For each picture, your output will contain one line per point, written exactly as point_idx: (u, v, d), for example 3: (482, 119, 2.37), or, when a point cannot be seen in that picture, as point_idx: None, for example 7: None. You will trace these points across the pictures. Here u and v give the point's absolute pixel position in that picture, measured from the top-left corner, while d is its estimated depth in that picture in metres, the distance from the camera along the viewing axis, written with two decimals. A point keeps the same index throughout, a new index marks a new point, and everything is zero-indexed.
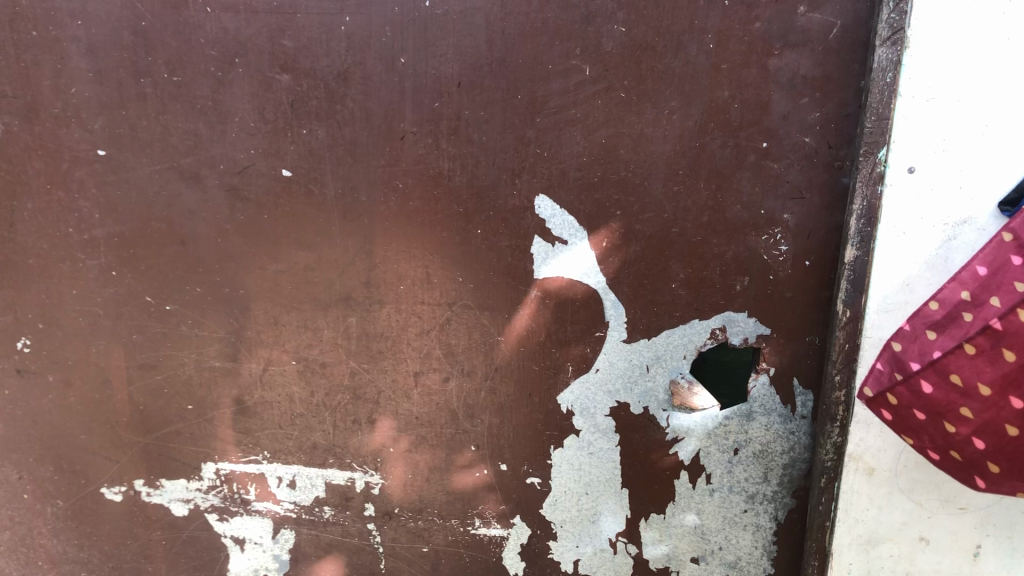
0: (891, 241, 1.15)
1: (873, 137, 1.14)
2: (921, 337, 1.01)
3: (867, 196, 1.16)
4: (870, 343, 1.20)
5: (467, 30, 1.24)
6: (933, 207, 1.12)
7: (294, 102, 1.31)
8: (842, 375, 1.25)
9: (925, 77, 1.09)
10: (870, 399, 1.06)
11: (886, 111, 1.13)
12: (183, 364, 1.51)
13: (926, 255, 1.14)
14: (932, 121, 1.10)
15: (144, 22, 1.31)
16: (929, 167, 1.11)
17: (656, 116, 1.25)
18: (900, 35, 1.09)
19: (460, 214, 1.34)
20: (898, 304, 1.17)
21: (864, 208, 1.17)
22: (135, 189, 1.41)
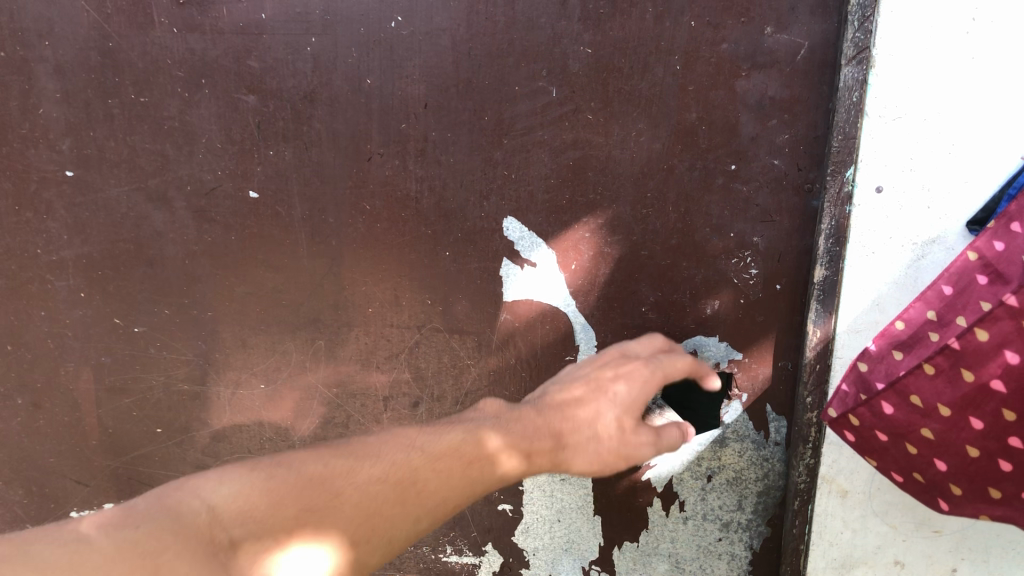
0: (860, 262, 1.14)
1: (841, 157, 1.10)
2: (888, 357, 0.97)
3: (835, 216, 1.13)
4: (841, 364, 1.18)
5: (433, 51, 1.23)
6: (901, 227, 1.11)
7: (260, 123, 1.30)
8: (813, 398, 1.21)
9: (891, 96, 1.07)
10: (834, 420, 1.02)
11: (852, 130, 1.09)
12: (153, 386, 1.49)
13: (895, 275, 1.13)
14: (900, 142, 1.08)
15: (111, 43, 1.30)
16: (897, 187, 1.10)
17: (624, 138, 1.23)
18: (866, 54, 1.06)
19: (427, 236, 1.33)
20: (868, 324, 1.15)
21: (832, 227, 1.13)
22: (104, 211, 1.40)
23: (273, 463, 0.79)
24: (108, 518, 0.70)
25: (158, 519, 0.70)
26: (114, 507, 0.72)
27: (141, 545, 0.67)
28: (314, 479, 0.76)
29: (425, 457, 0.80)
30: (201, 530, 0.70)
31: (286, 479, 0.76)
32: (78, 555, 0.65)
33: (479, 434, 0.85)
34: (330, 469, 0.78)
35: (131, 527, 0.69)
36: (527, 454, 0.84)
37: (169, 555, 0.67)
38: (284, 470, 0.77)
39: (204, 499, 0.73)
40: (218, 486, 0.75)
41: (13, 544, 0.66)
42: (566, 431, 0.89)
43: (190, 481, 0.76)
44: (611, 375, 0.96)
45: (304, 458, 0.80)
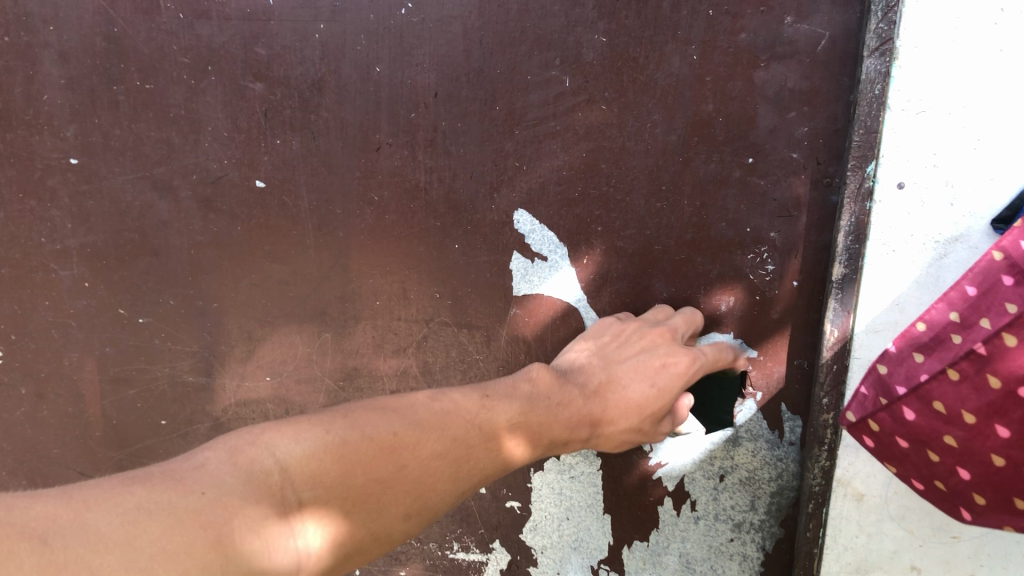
0: (880, 259, 1.10)
1: (862, 151, 1.07)
2: (908, 359, 0.95)
3: (855, 212, 1.10)
4: (858, 364, 1.14)
5: (444, 39, 1.20)
6: (923, 224, 1.06)
7: (267, 111, 1.28)
8: (830, 399, 1.17)
9: (915, 88, 1.03)
10: (852, 424, 1.02)
11: (874, 124, 1.06)
12: (157, 378, 1.47)
13: (915, 274, 1.08)
14: (923, 136, 1.04)
15: (115, 29, 1.28)
16: (920, 183, 1.05)
17: (638, 130, 1.20)
18: (889, 45, 1.03)
19: (437, 228, 1.30)
20: (887, 324, 1.11)
21: (851, 224, 1.10)
22: (108, 200, 1.38)
23: (332, 420, 0.88)
24: (170, 483, 0.72)
25: (230, 482, 0.75)
26: (172, 467, 0.76)
27: (210, 512, 0.71)
28: (383, 447, 0.86)
29: (476, 437, 0.95)
30: (273, 490, 0.77)
31: (352, 439, 0.85)
32: (135, 525, 0.67)
33: (524, 416, 1.00)
34: (395, 437, 0.88)
35: (208, 485, 0.73)
36: (564, 437, 1.04)
37: (240, 516, 0.72)
38: (350, 431, 0.86)
39: (276, 457, 0.80)
40: (289, 444, 0.81)
41: (75, 506, 0.67)
42: (609, 414, 1.09)
43: (256, 436, 0.82)
44: (662, 364, 1.11)
45: (365, 418, 0.89)
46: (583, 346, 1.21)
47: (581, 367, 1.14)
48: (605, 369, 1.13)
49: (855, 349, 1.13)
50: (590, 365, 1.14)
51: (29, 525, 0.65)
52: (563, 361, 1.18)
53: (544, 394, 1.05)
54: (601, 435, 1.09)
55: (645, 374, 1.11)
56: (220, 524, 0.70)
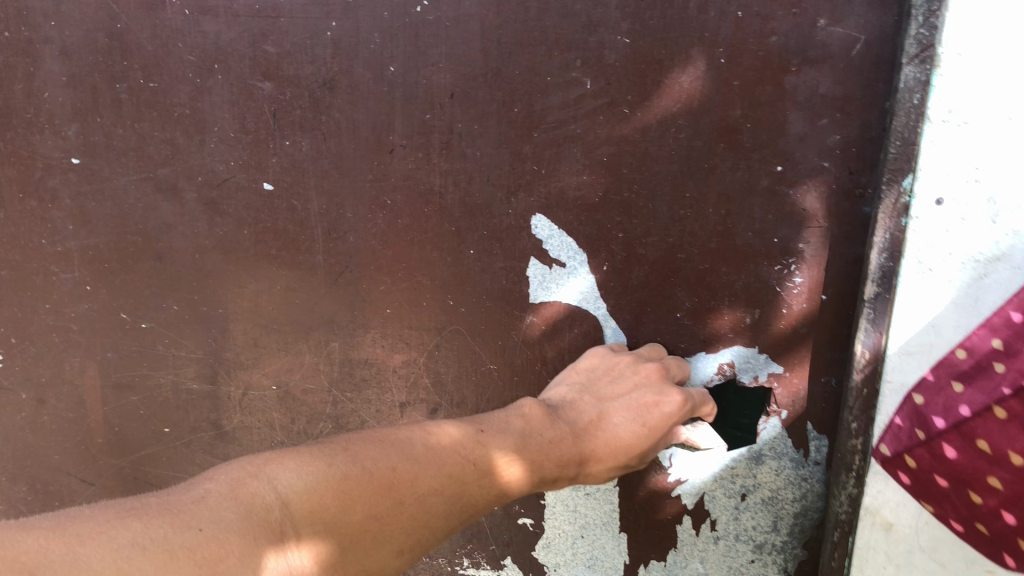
0: (917, 280, 1.00)
1: (897, 164, 0.99)
2: (947, 389, 0.92)
3: (890, 228, 1.01)
4: (890, 389, 1.03)
5: (460, 38, 1.16)
6: (962, 242, 0.97)
7: (276, 112, 1.23)
8: (859, 424, 1.08)
9: (958, 97, 0.94)
10: (889, 458, 0.99)
11: (913, 135, 0.97)
12: (160, 385, 1.43)
13: (952, 295, 0.98)
14: (964, 149, 0.95)
15: (120, 24, 1.23)
16: (960, 199, 0.96)
17: (663, 134, 1.15)
18: (930, 53, 0.94)
19: (451, 233, 1.25)
20: (922, 346, 1.01)
21: (886, 240, 1.01)
22: (110, 201, 1.33)
23: (334, 451, 0.94)
24: (170, 517, 0.77)
25: (230, 518, 0.79)
26: (172, 500, 0.80)
27: (204, 552, 0.75)
28: (384, 482, 0.93)
29: (471, 473, 1.01)
30: (273, 525, 0.82)
31: (351, 474, 0.91)
32: (128, 562, 0.71)
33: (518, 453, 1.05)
34: (395, 472, 0.94)
35: (210, 515, 0.79)
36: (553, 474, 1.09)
37: (236, 554, 0.77)
38: (351, 465, 0.92)
39: (275, 491, 0.85)
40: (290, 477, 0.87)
41: (67, 541, 0.72)
42: (599, 452, 1.11)
43: (258, 466, 0.87)
44: (653, 403, 1.14)
45: (366, 452, 0.95)
46: (572, 377, 1.21)
47: (569, 402, 1.16)
48: (596, 406, 1.15)
49: (887, 371, 1.03)
50: (580, 401, 1.15)
51: (23, 558, 0.69)
52: (553, 394, 1.19)
53: (536, 430, 1.09)
54: (588, 473, 1.13)
55: (636, 413, 1.13)
56: (211, 566, 0.74)
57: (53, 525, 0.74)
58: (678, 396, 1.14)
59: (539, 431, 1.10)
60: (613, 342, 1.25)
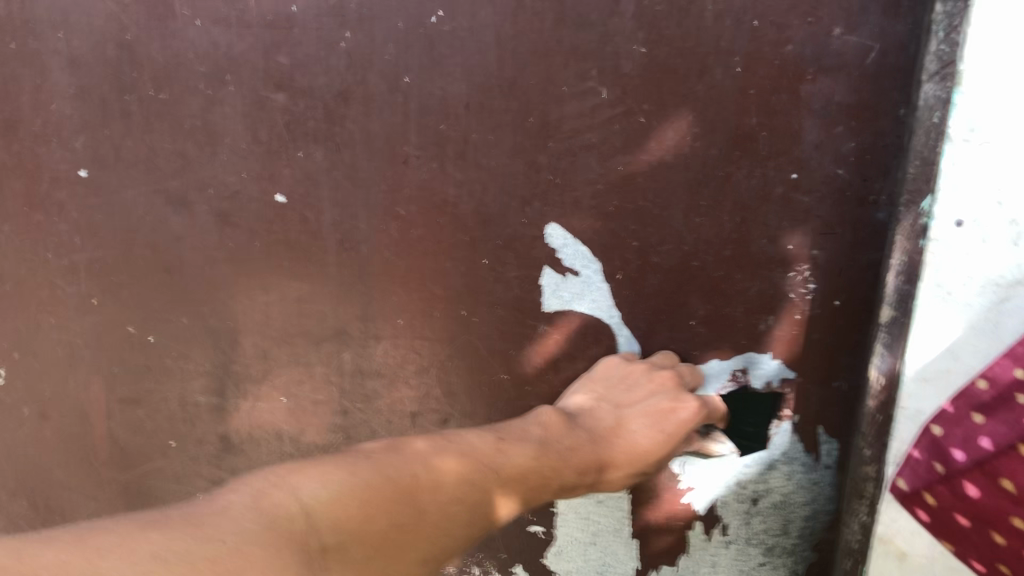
0: (934, 307, 0.92)
1: (916, 185, 0.91)
2: (964, 421, 0.90)
3: (908, 250, 0.94)
4: (905, 416, 0.96)
5: (476, 48, 1.16)
6: (983, 266, 0.88)
7: (289, 123, 1.23)
8: (873, 449, 1.01)
9: (981, 112, 0.84)
10: (907, 492, 0.97)
11: (932, 153, 0.89)
12: (166, 398, 1.42)
13: (974, 322, 0.89)
14: (986, 168, 0.85)
15: (129, 35, 1.22)
16: (983, 221, 0.87)
17: (678, 143, 1.16)
18: (949, 69, 0.87)
19: (465, 243, 1.24)
20: (939, 374, 0.92)
21: (905, 262, 0.94)
22: (118, 214, 1.32)
23: (356, 462, 0.95)
24: (192, 528, 0.73)
25: (254, 525, 0.76)
26: (192, 514, 0.77)
27: (228, 561, 0.70)
28: (407, 489, 0.93)
29: (493, 479, 1.02)
30: (297, 533, 0.79)
31: (376, 483, 0.92)
32: (152, 569, 0.67)
33: (538, 461, 1.06)
34: (417, 479, 0.96)
35: (237, 523, 0.76)
36: (572, 482, 1.09)
37: (260, 563, 0.71)
38: (373, 474, 0.92)
39: (301, 501, 0.83)
40: (315, 486, 0.86)
41: (85, 554, 0.68)
42: (617, 459, 1.12)
43: (278, 480, 0.86)
44: (670, 409, 1.15)
45: (389, 463, 0.96)
46: (588, 387, 1.22)
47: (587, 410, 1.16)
48: (613, 413, 1.15)
49: (899, 399, 0.95)
50: (598, 408, 1.16)
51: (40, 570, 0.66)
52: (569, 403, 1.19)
53: (555, 438, 1.10)
54: (605, 481, 1.13)
55: (654, 420, 1.14)
56: (240, 569, 0.70)
57: (69, 541, 0.70)
58: (694, 402, 1.16)
59: (559, 437, 1.11)
60: (627, 351, 1.25)
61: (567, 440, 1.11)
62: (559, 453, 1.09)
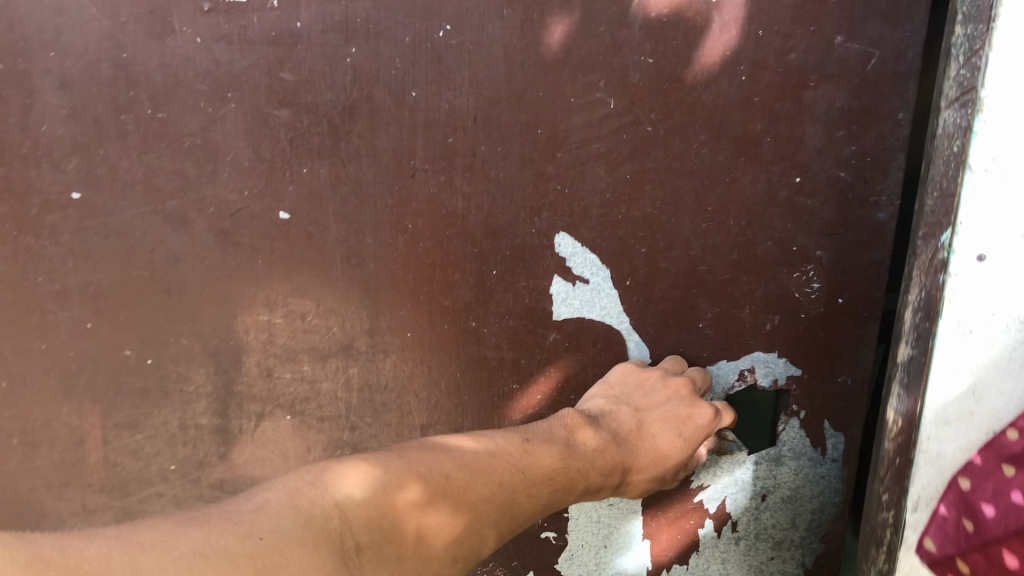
0: (954, 346, 0.84)
1: (937, 218, 0.86)
2: (996, 474, 0.80)
3: (930, 286, 0.88)
4: (926, 462, 0.87)
5: (484, 61, 1.16)
6: (1010, 304, 0.81)
7: (293, 139, 1.22)
8: (892, 493, 0.94)
9: (1002, 141, 0.78)
10: (934, 555, 0.85)
11: (950, 184, 0.84)
12: (166, 422, 1.39)
13: (1001, 363, 0.82)
14: (1009, 202, 0.79)
15: (125, 54, 1.20)
16: (1008, 255, 0.80)
17: (685, 150, 1.18)
18: (970, 96, 0.81)
19: (474, 254, 1.25)
20: (962, 418, 0.84)
21: (926, 298, 0.88)
22: (115, 235, 1.29)
23: (391, 459, 0.99)
24: (231, 526, 0.79)
25: (289, 526, 0.81)
26: (233, 511, 0.82)
27: (266, 558, 0.76)
28: (440, 490, 0.98)
29: (522, 481, 1.06)
30: (332, 534, 0.84)
31: (410, 481, 0.96)
32: (192, 566, 0.72)
33: (564, 465, 1.10)
34: (449, 479, 1.00)
35: (277, 519, 0.82)
36: (596, 484, 1.13)
37: (296, 559, 0.77)
38: (408, 473, 0.97)
39: (335, 500, 0.88)
40: (349, 485, 0.92)
41: (130, 549, 0.73)
42: (638, 464, 1.16)
43: (317, 477, 0.91)
44: (686, 415, 1.16)
45: (421, 459, 1.01)
46: (606, 391, 1.23)
47: (608, 413, 1.18)
48: (634, 417, 1.17)
49: (917, 441, 0.86)
50: (618, 412, 1.18)
51: (85, 565, 0.70)
52: (588, 405, 1.21)
53: (580, 442, 1.13)
54: (626, 481, 1.17)
55: (672, 426, 1.16)
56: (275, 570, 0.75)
57: (116, 534, 0.76)
58: (710, 408, 1.17)
59: (584, 441, 1.13)
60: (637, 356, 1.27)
61: (592, 443, 1.14)
62: (584, 456, 1.12)
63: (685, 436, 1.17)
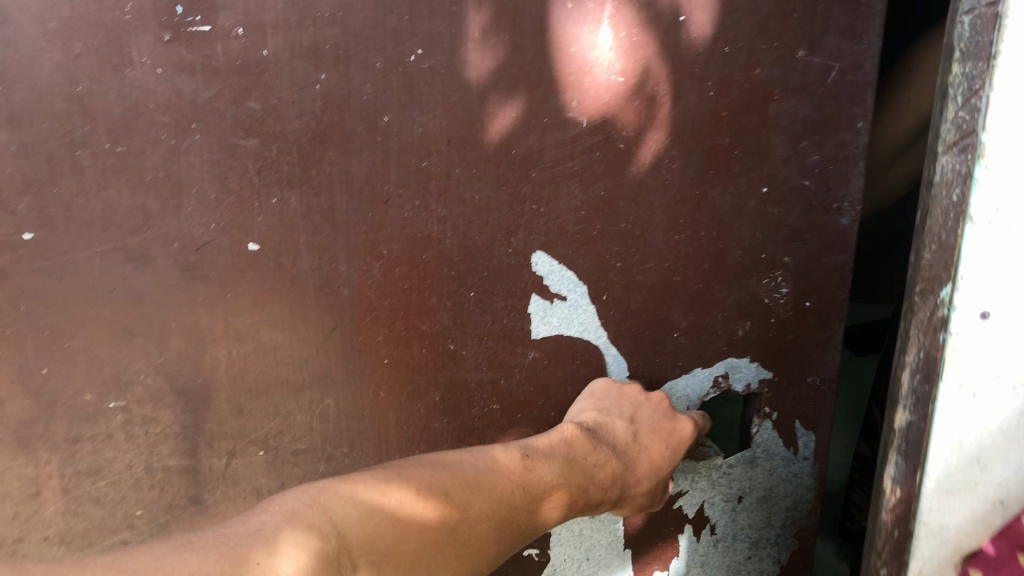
0: (955, 406, 0.88)
1: (937, 274, 0.89)
2: (1009, 563, 0.85)
3: (927, 344, 0.91)
4: (928, 529, 0.92)
5: (457, 84, 1.16)
6: (1012, 365, 0.85)
7: (262, 169, 1.19)
8: (892, 563, 0.97)
9: (1003, 193, 0.82)
10: None
11: (948, 236, 0.87)
12: (130, 466, 1.33)
13: (1004, 422, 0.87)
14: (1010, 260, 0.83)
15: (79, 87, 1.15)
16: (1009, 314, 0.84)
17: (656, 166, 1.20)
18: (970, 140, 0.84)
19: (451, 277, 1.25)
20: (962, 482, 0.90)
21: (924, 356, 0.91)
22: (71, 276, 1.24)
23: (390, 475, 0.99)
24: (228, 551, 0.79)
25: (288, 551, 0.81)
26: (229, 534, 0.82)
27: None
28: (441, 507, 0.99)
29: (523, 496, 1.08)
30: (328, 557, 0.84)
31: (412, 500, 0.96)
32: None
33: (565, 479, 1.12)
34: (450, 496, 1.00)
35: (273, 544, 0.81)
36: (597, 497, 1.17)
37: None
38: (409, 492, 0.97)
39: (334, 521, 0.88)
40: (349, 503, 0.91)
41: None
42: (633, 476, 1.20)
43: (317, 495, 0.91)
44: (671, 427, 1.23)
45: (420, 476, 1.01)
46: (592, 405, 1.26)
47: (603, 425, 1.21)
48: (629, 429, 1.21)
49: (918, 512, 0.91)
50: (612, 424, 1.21)
51: None
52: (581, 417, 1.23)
53: (580, 456, 1.16)
54: (624, 493, 1.21)
55: (661, 436, 1.22)
56: None
57: (111, 563, 0.76)
58: (689, 420, 1.25)
59: (585, 456, 1.16)
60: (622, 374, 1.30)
61: (593, 458, 1.17)
62: (584, 471, 1.15)
63: (672, 448, 1.23)
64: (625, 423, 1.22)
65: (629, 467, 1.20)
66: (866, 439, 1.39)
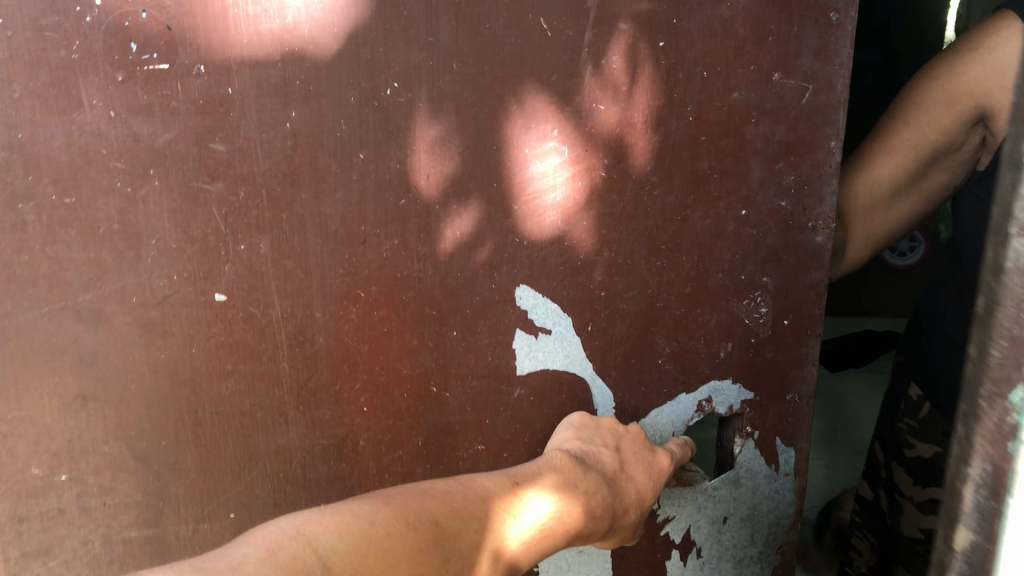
0: None
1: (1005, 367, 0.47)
2: None
3: (990, 460, 0.49)
4: None
5: (435, 117, 1.11)
6: None
7: (227, 215, 1.11)
8: None
9: None
10: None
11: None
12: (86, 541, 1.24)
13: None
14: None
15: (21, 134, 1.05)
16: None
17: (638, 192, 1.19)
18: None
19: (432, 317, 1.20)
20: None
21: (985, 477, 0.50)
22: (15, 342, 1.13)
23: (373, 504, 0.86)
24: None
25: None
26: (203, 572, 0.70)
27: None
28: (436, 533, 0.86)
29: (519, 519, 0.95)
30: None
31: (399, 529, 0.83)
32: None
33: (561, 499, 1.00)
34: (443, 523, 0.87)
35: None
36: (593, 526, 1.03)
37: None
38: (396, 520, 0.84)
39: (317, 554, 0.76)
40: (332, 535, 0.79)
41: None
42: (624, 504, 1.10)
43: (298, 529, 0.78)
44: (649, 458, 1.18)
45: (408, 503, 0.87)
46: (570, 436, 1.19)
47: (589, 454, 1.13)
48: (615, 457, 1.14)
49: None
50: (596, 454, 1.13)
51: None
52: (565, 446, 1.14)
53: (572, 478, 1.04)
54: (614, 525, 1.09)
55: (643, 467, 1.16)
56: None
57: None
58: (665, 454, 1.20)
59: (576, 479, 1.05)
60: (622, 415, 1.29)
61: (584, 481, 1.05)
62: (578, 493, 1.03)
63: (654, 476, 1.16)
64: (607, 454, 1.14)
65: (620, 493, 1.09)
66: (870, 483, 1.62)
